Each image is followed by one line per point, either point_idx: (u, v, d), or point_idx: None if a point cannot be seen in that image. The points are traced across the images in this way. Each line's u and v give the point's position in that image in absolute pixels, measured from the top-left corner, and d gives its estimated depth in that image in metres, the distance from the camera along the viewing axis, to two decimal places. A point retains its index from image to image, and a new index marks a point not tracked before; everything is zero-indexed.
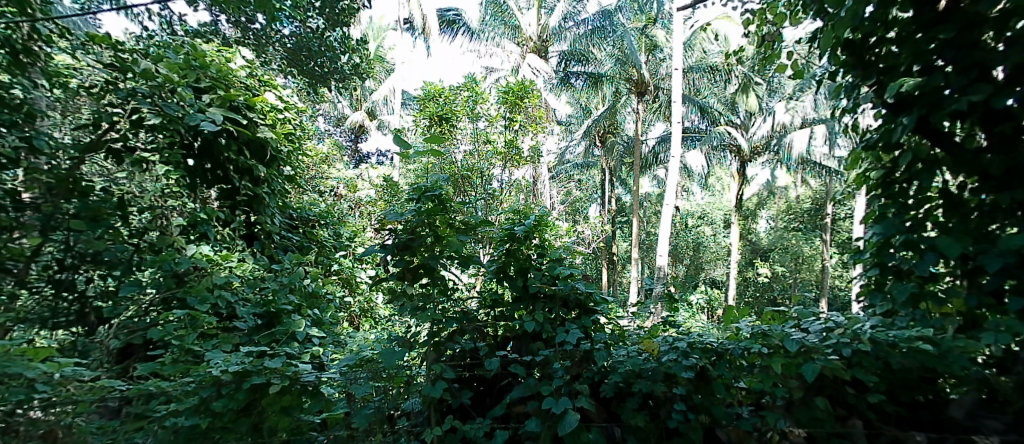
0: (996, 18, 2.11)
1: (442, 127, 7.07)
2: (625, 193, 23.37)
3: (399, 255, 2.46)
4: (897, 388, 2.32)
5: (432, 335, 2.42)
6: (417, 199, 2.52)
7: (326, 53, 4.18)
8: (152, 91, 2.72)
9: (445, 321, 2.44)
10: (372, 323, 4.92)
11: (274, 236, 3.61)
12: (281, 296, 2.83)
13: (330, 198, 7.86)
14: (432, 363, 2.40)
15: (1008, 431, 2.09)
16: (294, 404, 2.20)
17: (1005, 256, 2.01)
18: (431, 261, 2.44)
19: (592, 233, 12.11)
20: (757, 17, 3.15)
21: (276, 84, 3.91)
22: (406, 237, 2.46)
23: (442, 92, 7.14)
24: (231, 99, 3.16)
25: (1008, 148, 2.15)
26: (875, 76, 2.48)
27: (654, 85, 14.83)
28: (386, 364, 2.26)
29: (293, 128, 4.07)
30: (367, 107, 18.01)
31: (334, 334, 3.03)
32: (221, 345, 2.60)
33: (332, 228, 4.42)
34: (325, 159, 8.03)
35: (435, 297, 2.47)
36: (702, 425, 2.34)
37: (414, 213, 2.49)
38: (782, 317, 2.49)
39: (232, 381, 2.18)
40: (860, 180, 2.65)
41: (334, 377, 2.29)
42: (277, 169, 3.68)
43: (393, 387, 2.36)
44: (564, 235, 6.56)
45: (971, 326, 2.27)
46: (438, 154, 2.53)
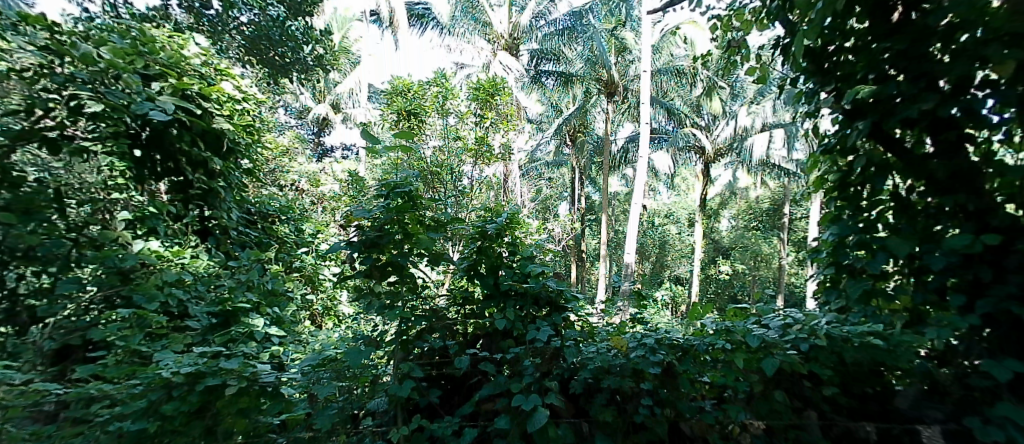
0: (943, 31, 2.20)
1: (410, 122, 7.06)
2: (593, 192, 23.63)
3: (367, 253, 2.39)
4: (849, 381, 2.46)
5: (399, 334, 2.40)
6: (386, 196, 2.48)
7: (288, 43, 4.11)
8: (93, 76, 2.55)
9: (413, 319, 2.44)
10: (335, 321, 4.85)
11: (230, 232, 3.51)
12: (238, 294, 2.75)
13: (292, 192, 7.64)
14: (400, 362, 2.38)
15: (948, 420, 2.17)
16: (252, 406, 2.12)
17: (949, 256, 2.14)
18: (400, 259, 2.38)
19: (561, 231, 12.30)
20: (722, 23, 3.24)
21: (234, 74, 3.75)
22: (375, 234, 2.39)
23: (410, 86, 7.11)
24: (184, 88, 3.01)
25: (952, 154, 2.26)
26: (833, 83, 2.59)
27: (623, 86, 15.06)
28: (350, 364, 2.19)
29: (253, 120, 3.93)
30: (332, 101, 17.59)
31: (293, 333, 3.01)
32: (171, 345, 2.48)
33: (293, 224, 4.30)
34: (286, 153, 7.82)
35: (404, 296, 2.43)
36: (666, 419, 2.41)
37: (382, 210, 2.43)
38: (744, 314, 2.59)
39: (184, 383, 2.07)
40: (819, 182, 2.77)
41: (295, 377, 2.22)
42: (235, 162, 3.58)
43: (358, 387, 2.31)
44: (535, 231, 6.62)
45: (917, 321, 2.35)
46: (408, 149, 2.46)
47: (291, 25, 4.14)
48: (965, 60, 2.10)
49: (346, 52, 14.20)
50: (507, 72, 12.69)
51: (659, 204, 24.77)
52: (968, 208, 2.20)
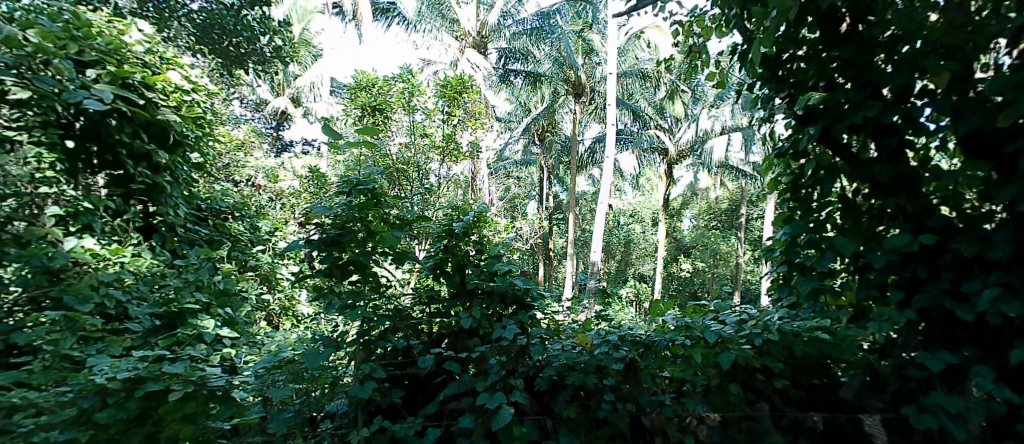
0: (886, 41, 2.34)
1: (375, 118, 6.98)
2: (560, 191, 23.82)
3: (326, 251, 2.35)
4: (799, 373, 2.58)
5: (361, 334, 2.37)
6: (348, 193, 2.43)
7: (243, 33, 4.30)
8: (18, 60, 2.42)
9: (376, 319, 2.41)
10: (293, 321, 4.78)
11: (177, 229, 3.40)
12: (185, 295, 2.67)
13: (247, 188, 7.40)
14: (361, 362, 2.35)
15: (887, 409, 2.34)
16: (200, 411, 2.03)
17: (889, 254, 2.24)
18: (362, 257, 2.34)
19: (529, 229, 12.48)
20: (684, 29, 3.35)
21: (182, 62, 3.58)
22: (335, 232, 2.35)
23: (374, 81, 7.10)
24: (125, 76, 2.89)
25: (893, 160, 2.40)
26: (787, 89, 2.70)
27: (590, 88, 15.48)
28: (308, 366, 2.14)
29: (203, 112, 3.76)
30: (293, 95, 17.07)
31: (247, 334, 2.96)
32: (107, 349, 2.34)
33: (248, 221, 4.14)
34: (241, 147, 7.56)
35: (366, 294, 2.38)
36: (628, 414, 2.47)
37: (344, 208, 2.38)
38: (703, 310, 2.74)
39: (121, 390, 1.97)
40: (773, 184, 2.92)
41: (248, 381, 2.20)
42: (183, 155, 3.48)
43: (317, 389, 2.29)
44: (503, 230, 6.68)
45: (861, 315, 2.54)
46: (371, 145, 2.41)
47: (247, 14, 4.37)
48: (906, 70, 2.23)
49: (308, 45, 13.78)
50: (475, 70, 12.59)
51: (625, 203, 25.26)
52: (907, 210, 2.35)
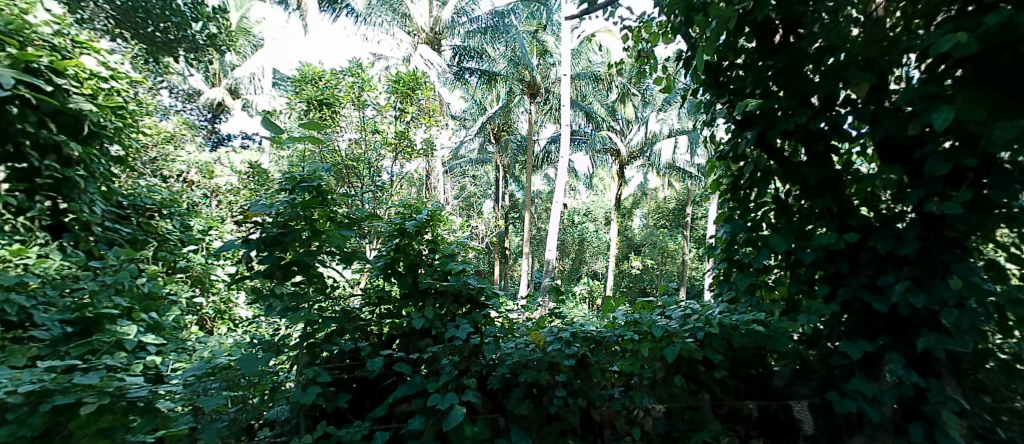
0: (814, 54, 2.50)
1: (322, 112, 6.70)
2: (516, 189, 23.88)
3: (267, 251, 2.20)
4: (737, 364, 2.72)
5: (306, 338, 2.31)
6: (291, 190, 2.31)
7: (173, 18, 4.34)
8: None
9: (322, 321, 2.31)
10: (229, 325, 4.61)
11: (92, 228, 3.23)
12: (101, 299, 2.48)
13: (178, 185, 6.98)
14: (305, 366, 2.29)
15: (813, 395, 2.51)
16: (117, 424, 1.84)
17: (817, 251, 2.40)
18: (306, 257, 2.20)
19: (483, 228, 12.55)
20: (634, 34, 3.46)
21: (99, 47, 3.37)
22: (276, 231, 2.21)
23: (321, 74, 6.81)
24: (27, 61, 2.73)
25: (820, 163, 2.57)
26: (727, 96, 2.83)
27: (545, 88, 15.42)
28: (245, 372, 2.00)
29: (124, 103, 3.56)
30: (235, 87, 16.27)
31: (175, 341, 2.83)
32: (8, 359, 2.06)
33: (177, 219, 4.05)
34: (171, 139, 7.10)
35: (310, 297, 2.26)
36: (579, 409, 2.54)
37: (286, 205, 2.25)
38: (651, 306, 2.77)
39: (22, 405, 1.78)
40: (715, 185, 3.06)
41: (175, 390, 2.06)
42: (99, 147, 3.32)
43: (255, 396, 2.16)
44: (458, 229, 6.70)
45: (791, 309, 2.64)
46: (316, 141, 2.23)
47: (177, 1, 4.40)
48: (832, 80, 2.40)
49: (250, 36, 13.13)
50: (429, 67, 12.32)
51: (579, 202, 25.68)
52: (833, 210, 2.51)
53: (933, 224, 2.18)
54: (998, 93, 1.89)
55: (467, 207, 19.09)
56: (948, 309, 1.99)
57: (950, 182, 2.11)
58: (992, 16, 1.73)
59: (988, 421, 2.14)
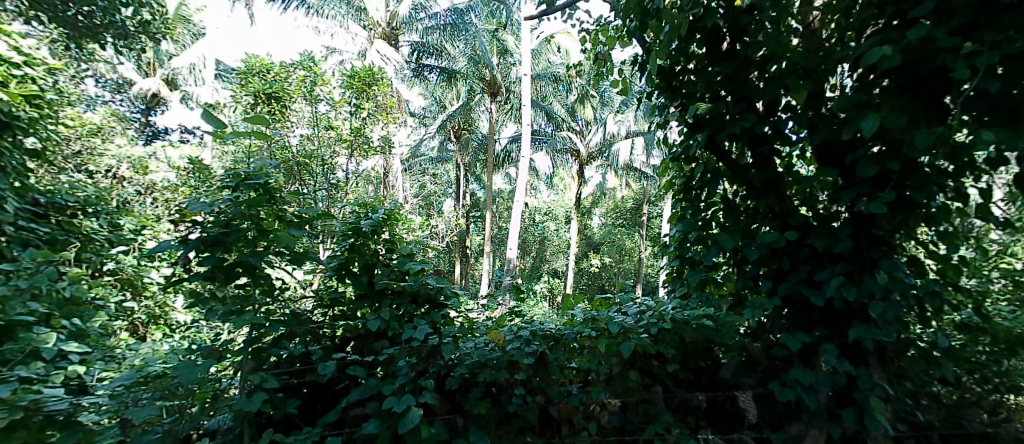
0: (759, 61, 2.60)
1: (270, 106, 6.43)
2: (477, 188, 23.83)
3: (207, 252, 2.09)
4: (687, 357, 2.80)
5: (250, 343, 2.21)
6: (234, 188, 2.20)
7: (101, 3, 4.19)
8: None
9: (269, 325, 2.21)
10: (165, 330, 4.41)
11: (5, 227, 3.00)
12: (15, 305, 2.29)
13: (109, 181, 6.57)
14: (249, 373, 2.18)
15: (757, 385, 2.61)
16: (35, 439, 1.73)
17: (761, 249, 2.53)
18: (250, 258, 2.11)
19: (443, 227, 12.51)
20: (591, 37, 3.51)
21: (9, 31, 3.19)
22: (218, 231, 2.09)
23: (269, 66, 6.49)
24: None
25: (764, 165, 2.67)
26: (680, 99, 2.91)
27: (505, 87, 15.44)
28: (182, 380, 1.90)
29: (40, 92, 3.35)
30: (176, 78, 15.43)
31: (102, 348, 2.67)
32: None
33: (105, 217, 3.83)
34: (100, 132, 6.64)
35: (256, 299, 2.18)
36: (537, 406, 2.54)
37: (229, 203, 2.13)
38: (609, 303, 2.86)
39: None
40: (668, 185, 3.14)
41: (102, 401, 1.92)
42: (11, 138, 3.15)
43: (194, 405, 2.03)
44: (417, 228, 6.65)
45: (738, 303, 2.79)
46: (262, 137, 2.16)
47: None
48: (774, 87, 2.50)
49: (192, 24, 12.48)
50: (386, 62, 12.17)
51: (540, 201, 25.88)
52: (775, 210, 2.61)
53: (863, 223, 2.33)
54: (920, 102, 2.03)
55: (427, 206, 18.77)
56: (875, 302, 2.12)
57: (877, 184, 2.24)
58: (914, 30, 1.83)
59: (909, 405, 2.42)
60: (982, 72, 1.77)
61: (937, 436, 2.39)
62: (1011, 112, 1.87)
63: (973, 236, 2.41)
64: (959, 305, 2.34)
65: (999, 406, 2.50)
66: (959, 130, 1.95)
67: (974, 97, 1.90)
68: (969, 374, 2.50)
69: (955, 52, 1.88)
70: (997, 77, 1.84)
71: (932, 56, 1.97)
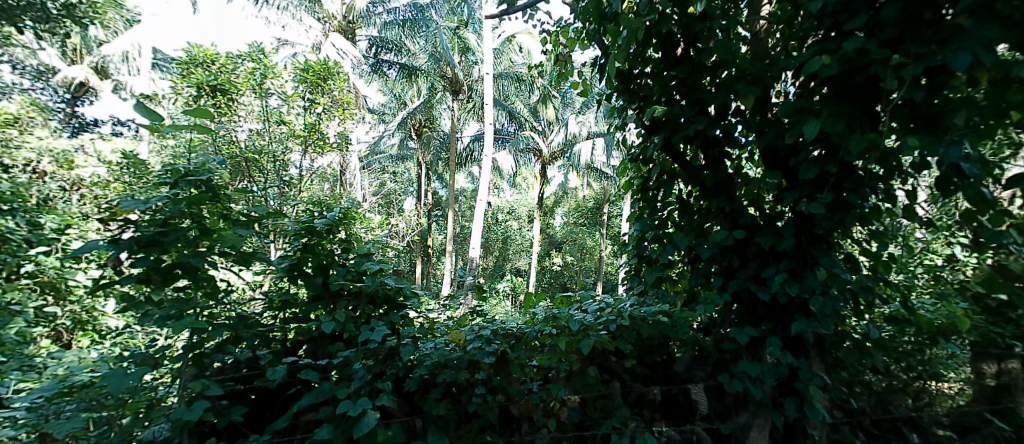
0: (711, 67, 2.67)
1: (216, 99, 6.02)
2: (439, 187, 23.63)
3: (141, 253, 1.96)
4: (644, 352, 2.85)
5: (190, 349, 2.10)
6: (172, 185, 2.08)
7: None
8: None
9: (210, 330, 2.12)
10: (96, 335, 4.16)
11: None
12: None
13: (32, 176, 6.10)
14: (190, 381, 2.06)
15: (709, 378, 2.70)
16: None
17: (713, 247, 2.59)
18: (190, 259, 2.00)
19: (404, 227, 12.41)
20: (552, 38, 3.53)
21: None
22: (154, 231, 1.97)
23: (214, 57, 6.09)
24: None
25: (716, 166, 2.74)
26: (637, 102, 2.94)
27: (467, 86, 15.32)
28: (110, 390, 1.77)
29: None
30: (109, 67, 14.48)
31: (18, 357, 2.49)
32: None
33: (24, 216, 3.55)
34: (20, 123, 6.14)
35: (198, 302, 2.08)
36: (498, 405, 2.51)
37: (167, 201, 2.01)
38: (569, 301, 2.88)
39: None
40: (627, 185, 3.19)
41: (20, 415, 1.83)
42: None
43: (126, 416, 1.92)
44: (375, 227, 6.54)
45: (693, 299, 2.89)
46: (204, 132, 2.05)
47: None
48: (725, 92, 2.58)
49: (127, 10, 11.71)
50: (342, 56, 11.80)
51: (502, 200, 25.93)
52: (726, 210, 2.70)
53: (805, 222, 2.40)
54: (855, 109, 2.11)
55: (387, 205, 18.39)
56: (815, 297, 2.23)
57: (817, 185, 2.33)
58: (849, 42, 1.90)
59: (845, 393, 2.63)
60: (908, 83, 1.84)
61: (868, 420, 2.66)
62: (933, 120, 1.92)
63: (899, 235, 2.59)
64: (889, 299, 2.49)
65: (922, 391, 2.79)
66: (888, 135, 2.04)
67: (902, 105, 1.97)
68: (897, 363, 2.75)
69: (886, 63, 1.96)
70: (921, 88, 1.91)
71: (865, 66, 2.04)
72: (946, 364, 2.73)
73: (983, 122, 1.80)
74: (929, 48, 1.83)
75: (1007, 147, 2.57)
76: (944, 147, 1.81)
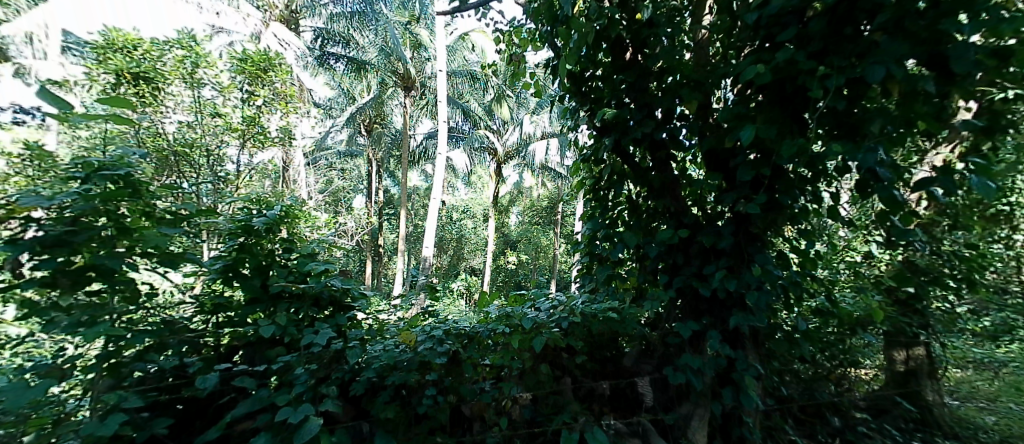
0: (657, 72, 2.72)
1: (139, 88, 5.63)
2: (392, 185, 23.15)
3: (46, 255, 1.78)
4: (594, 348, 2.85)
5: (106, 358, 1.94)
6: (84, 179, 1.92)
7: None
8: None
9: (130, 337, 1.98)
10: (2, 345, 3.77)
11: None
12: None
13: None
14: (105, 392, 1.90)
15: (654, 370, 2.78)
16: None
17: (659, 246, 2.63)
18: (106, 262, 1.84)
19: (354, 226, 12.09)
20: (505, 37, 3.51)
21: None
22: (61, 230, 1.79)
23: (138, 42, 5.66)
24: None
25: (662, 168, 2.80)
26: (588, 104, 2.95)
27: (420, 82, 14.97)
28: (8, 407, 1.60)
29: None
30: None
31: None
32: None
33: None
34: None
35: (114, 307, 1.93)
36: (449, 406, 2.46)
37: (75, 198, 1.84)
38: (523, 299, 2.91)
39: None
40: (579, 185, 3.21)
41: None
42: None
43: (29, 433, 1.74)
44: (322, 226, 6.31)
45: (640, 295, 2.88)
46: (122, 122, 1.89)
47: None
48: (671, 96, 2.64)
49: None
50: (285, 47, 11.19)
51: (457, 199, 25.75)
52: (672, 210, 2.76)
53: (742, 221, 2.49)
54: (787, 116, 2.20)
55: (336, 203, 17.78)
56: (750, 291, 2.33)
57: (754, 187, 2.44)
58: (781, 52, 1.98)
59: (776, 382, 2.83)
60: (832, 93, 1.94)
61: (797, 406, 2.90)
62: (853, 128, 2.02)
63: (824, 233, 2.80)
64: (815, 292, 2.64)
65: (843, 378, 3.07)
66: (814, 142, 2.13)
67: (826, 113, 2.07)
68: (822, 352, 2.95)
69: (813, 74, 2.05)
70: (843, 98, 2.01)
71: (795, 76, 2.14)
72: (862, 352, 3.00)
73: (895, 131, 1.93)
74: (850, 61, 1.93)
75: (916, 154, 2.80)
76: (861, 153, 1.90)
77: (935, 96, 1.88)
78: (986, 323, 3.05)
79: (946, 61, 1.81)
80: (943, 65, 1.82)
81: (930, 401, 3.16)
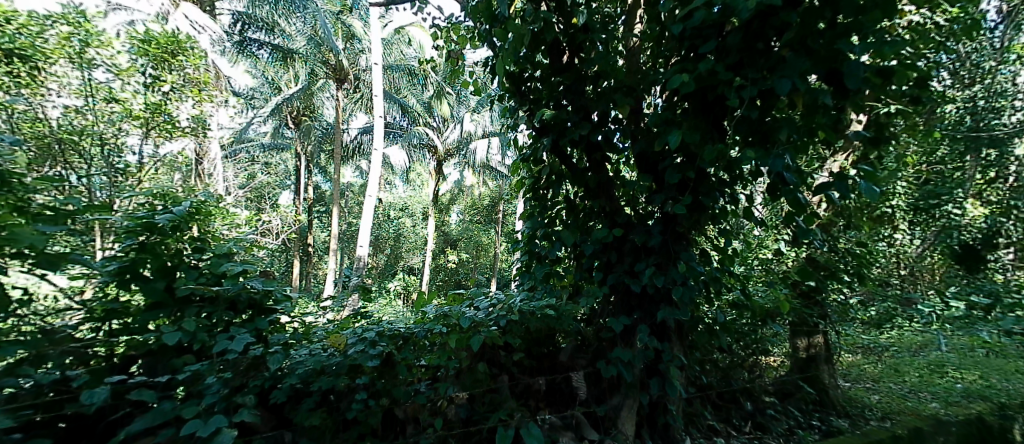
0: (592, 75, 2.75)
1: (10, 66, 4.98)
2: (325, 181, 22.29)
3: None
4: (532, 344, 2.83)
5: None
6: None
7: None
8: None
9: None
10: None
11: None
12: None
13: None
14: None
15: (589, 365, 2.80)
16: None
17: (593, 245, 2.66)
18: None
19: (279, 224, 11.52)
20: (444, 33, 3.43)
21: None
22: None
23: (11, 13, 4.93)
24: None
25: (599, 169, 2.82)
26: (527, 104, 2.90)
27: (353, 75, 14.54)
28: None
29: None
30: None
31: None
32: None
33: None
34: None
35: None
36: (382, 410, 2.33)
37: None
38: (461, 299, 2.84)
39: None
40: (518, 184, 3.19)
41: None
42: None
43: None
44: (242, 223, 5.96)
45: (577, 292, 2.90)
46: None
47: None
48: (605, 100, 2.68)
49: None
50: (198, 31, 10.42)
51: (394, 196, 25.24)
52: (607, 209, 2.78)
53: (669, 221, 2.56)
54: (708, 124, 2.31)
55: (261, 199, 16.88)
56: (676, 287, 2.39)
57: (680, 189, 2.52)
58: (702, 64, 2.04)
59: (696, 371, 2.93)
60: (745, 104, 2.02)
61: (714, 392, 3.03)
62: (765, 135, 2.14)
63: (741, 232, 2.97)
64: (732, 287, 2.78)
65: (755, 365, 3.25)
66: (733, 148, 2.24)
67: (741, 123, 2.16)
68: (738, 342, 3.10)
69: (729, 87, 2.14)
70: (756, 108, 2.10)
71: (714, 86, 2.22)
72: (770, 341, 3.20)
73: (799, 139, 2.04)
74: (761, 74, 2.02)
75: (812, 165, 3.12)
76: (770, 159, 1.99)
77: (833, 109, 2.00)
78: (871, 311, 3.55)
79: (841, 77, 1.93)
80: (839, 80, 1.94)
81: (827, 384, 3.46)
